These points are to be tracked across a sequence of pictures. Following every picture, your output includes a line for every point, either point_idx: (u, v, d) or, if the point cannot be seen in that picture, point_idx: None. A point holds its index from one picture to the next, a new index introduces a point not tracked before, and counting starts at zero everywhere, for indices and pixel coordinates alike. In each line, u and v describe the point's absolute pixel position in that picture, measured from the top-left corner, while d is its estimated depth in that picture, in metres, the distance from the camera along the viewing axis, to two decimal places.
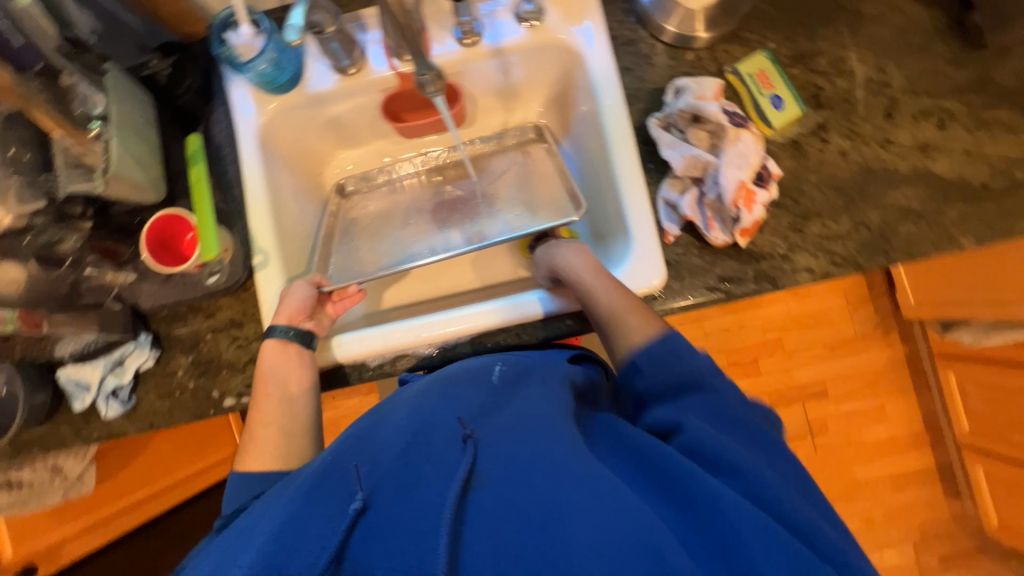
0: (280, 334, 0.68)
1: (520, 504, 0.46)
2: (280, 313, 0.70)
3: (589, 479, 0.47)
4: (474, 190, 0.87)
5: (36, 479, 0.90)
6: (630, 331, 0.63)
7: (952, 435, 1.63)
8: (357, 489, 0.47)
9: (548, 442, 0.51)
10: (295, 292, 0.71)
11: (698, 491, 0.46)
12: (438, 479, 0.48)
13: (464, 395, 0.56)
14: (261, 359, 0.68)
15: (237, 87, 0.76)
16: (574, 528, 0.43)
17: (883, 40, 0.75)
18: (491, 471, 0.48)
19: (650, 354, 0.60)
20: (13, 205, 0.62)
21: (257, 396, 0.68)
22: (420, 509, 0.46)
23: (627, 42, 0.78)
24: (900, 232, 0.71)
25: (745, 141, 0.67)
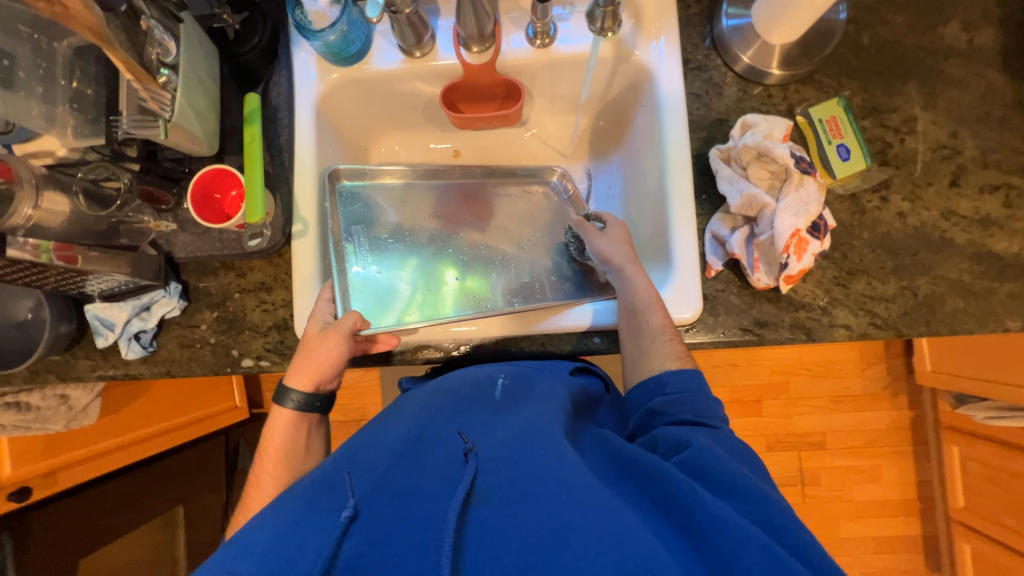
0: (295, 404, 0.66)
1: (519, 520, 0.48)
2: (303, 374, 0.65)
3: (588, 497, 0.49)
4: (495, 225, 0.83)
5: (45, 403, 0.92)
6: (664, 356, 0.63)
7: (943, 507, 1.62)
8: (348, 497, 0.51)
9: (546, 460, 0.53)
10: (327, 350, 0.65)
11: (701, 514, 0.46)
12: (438, 490, 0.51)
13: (462, 414, 0.62)
14: (265, 436, 0.66)
15: (302, 52, 0.75)
16: (576, 550, 0.45)
17: (962, 106, 0.73)
18: (491, 487, 0.51)
19: (679, 378, 0.61)
20: (70, 138, 0.63)
21: (260, 473, 0.65)
22: (416, 521, 0.48)
23: (699, 67, 0.76)
24: (946, 304, 0.70)
25: (808, 189, 0.66)
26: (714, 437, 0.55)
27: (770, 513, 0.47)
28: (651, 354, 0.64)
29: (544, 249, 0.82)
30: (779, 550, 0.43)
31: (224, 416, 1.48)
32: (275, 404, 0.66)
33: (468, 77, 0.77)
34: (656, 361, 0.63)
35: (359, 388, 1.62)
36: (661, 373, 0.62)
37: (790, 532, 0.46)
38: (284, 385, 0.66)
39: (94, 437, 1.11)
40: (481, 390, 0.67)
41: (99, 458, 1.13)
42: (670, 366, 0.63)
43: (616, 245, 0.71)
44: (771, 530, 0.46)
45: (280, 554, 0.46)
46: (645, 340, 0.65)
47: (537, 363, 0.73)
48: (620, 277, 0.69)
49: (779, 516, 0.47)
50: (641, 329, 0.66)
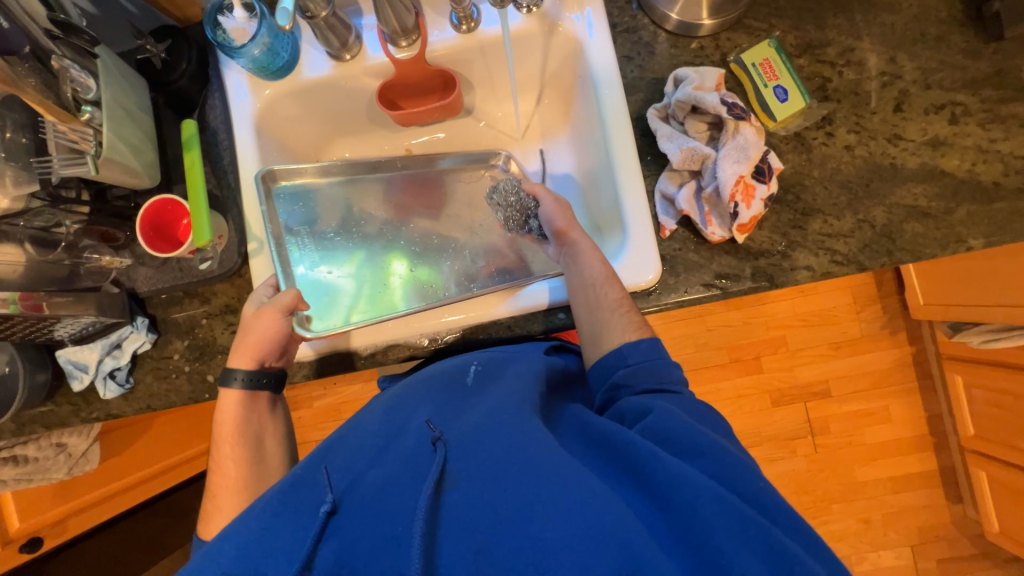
0: (240, 382, 0.67)
1: (490, 501, 0.48)
2: (245, 354, 0.67)
3: (555, 471, 0.50)
4: (447, 215, 0.84)
5: (42, 454, 0.93)
6: (617, 328, 0.64)
7: (956, 438, 1.61)
8: (326, 492, 0.51)
9: (514, 441, 0.53)
10: (265, 325, 0.66)
11: (661, 476, 0.47)
12: (408, 481, 0.51)
13: (432, 404, 0.61)
14: (218, 419, 0.68)
15: (232, 72, 0.75)
16: (544, 523, 0.46)
17: (896, 31, 0.72)
18: (461, 473, 0.51)
19: (639, 349, 0.61)
20: (9, 189, 0.62)
21: (219, 458, 0.67)
22: (388, 513, 0.48)
23: (628, 29, 0.76)
24: (905, 231, 0.69)
25: (745, 134, 0.65)
26: (675, 403, 0.57)
27: (726, 468, 0.49)
28: (609, 326, 0.64)
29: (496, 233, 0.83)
30: (734, 500, 0.45)
31: None
32: (221, 385, 0.68)
33: (402, 73, 0.77)
34: (615, 333, 0.64)
35: (361, 400, 1.63)
36: (621, 347, 0.62)
37: (746, 486, 0.48)
38: (226, 367, 0.68)
39: (99, 482, 1.10)
40: (454, 380, 0.67)
41: (107, 502, 1.13)
42: (629, 338, 0.63)
43: (567, 219, 0.71)
44: (725, 482, 0.48)
45: (250, 563, 0.46)
46: (601, 314, 0.65)
47: (512, 347, 0.73)
48: (573, 250, 0.70)
49: (736, 471, 0.49)
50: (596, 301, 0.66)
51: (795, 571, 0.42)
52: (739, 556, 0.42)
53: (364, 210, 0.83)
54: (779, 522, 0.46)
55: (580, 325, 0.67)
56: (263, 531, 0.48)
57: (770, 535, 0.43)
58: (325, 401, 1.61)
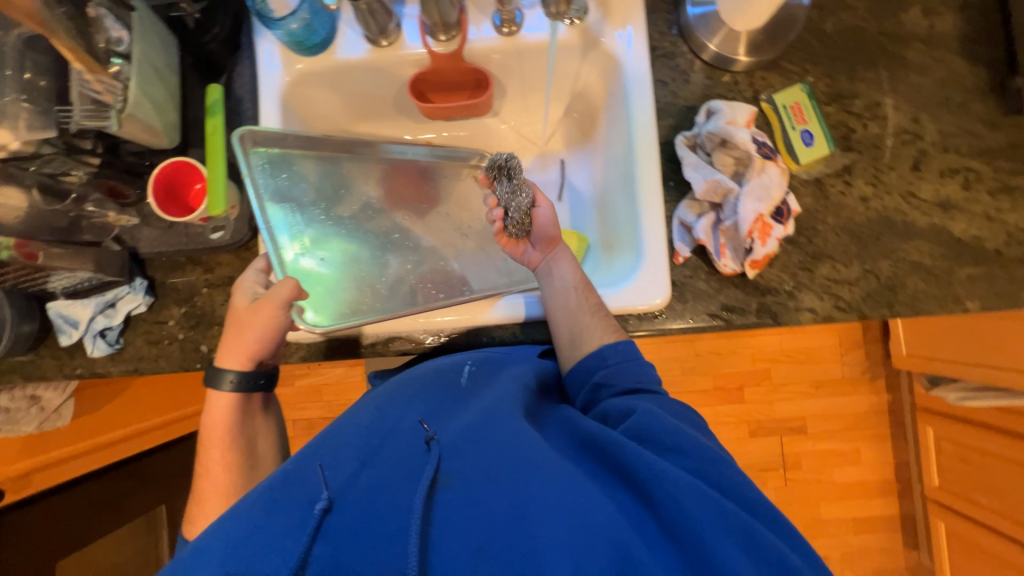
0: (231, 385, 0.65)
1: (484, 500, 0.48)
2: (238, 350, 0.65)
3: (547, 468, 0.50)
4: (437, 214, 0.83)
5: (13, 404, 0.89)
6: (595, 334, 0.66)
7: (920, 487, 1.66)
8: (321, 490, 0.50)
9: (506, 439, 0.54)
10: (261, 322, 0.64)
11: (646, 471, 0.49)
12: (402, 480, 0.51)
13: (425, 402, 0.62)
14: (207, 421, 0.66)
15: (266, 42, 0.74)
16: (541, 521, 0.46)
17: (922, 92, 0.74)
18: (456, 471, 0.51)
19: (618, 352, 0.65)
20: (22, 131, 0.59)
21: (206, 464, 0.65)
22: (383, 508, 0.48)
23: (667, 54, 0.76)
24: (908, 286, 0.71)
25: (770, 174, 0.66)
26: (656, 403, 0.60)
27: (704, 463, 0.52)
28: (588, 332, 0.66)
29: (474, 240, 0.83)
30: (715, 495, 0.48)
31: (178, 426, 1.36)
32: (209, 386, 0.66)
33: (436, 66, 0.76)
34: (595, 337, 0.66)
35: (343, 384, 1.61)
36: (601, 349, 0.65)
37: (723, 478, 0.51)
38: (217, 367, 0.65)
39: (68, 439, 1.08)
40: (447, 377, 0.66)
41: (72, 462, 1.11)
42: (607, 340, 0.66)
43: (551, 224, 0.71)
44: (703, 476, 0.51)
45: (239, 564, 0.44)
46: (580, 320, 0.67)
47: (506, 350, 0.72)
48: (553, 258, 0.71)
49: (714, 467, 0.52)
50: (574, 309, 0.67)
51: (774, 560, 0.45)
52: (723, 548, 0.45)
53: (358, 187, 0.81)
54: (758, 515, 0.50)
55: (556, 332, 0.68)
56: (254, 526, 0.47)
57: (748, 526, 0.46)
58: (307, 381, 1.59)
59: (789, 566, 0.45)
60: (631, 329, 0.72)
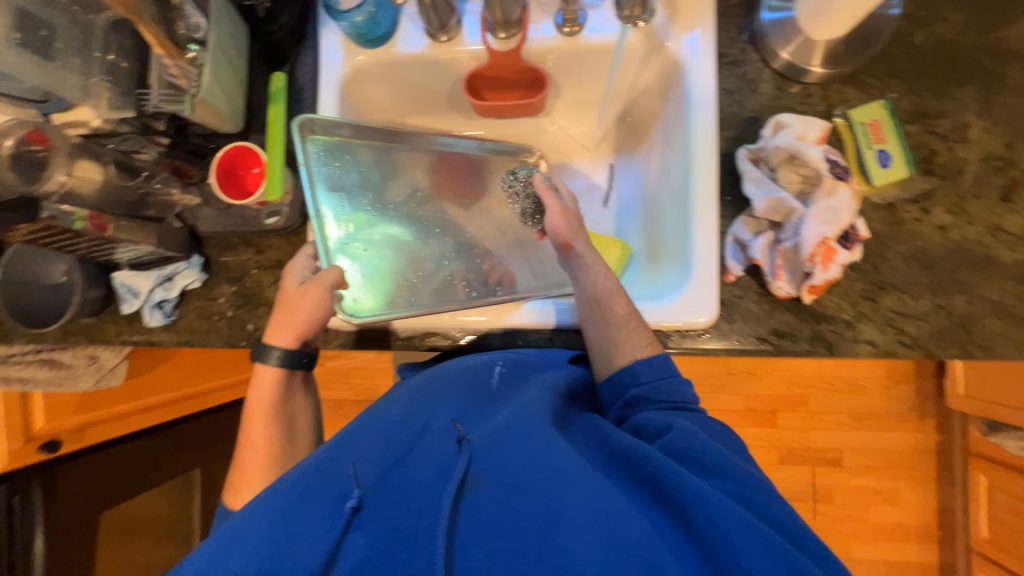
0: (276, 360, 0.66)
1: (515, 508, 0.47)
2: (287, 330, 0.66)
3: (578, 479, 0.49)
4: (480, 208, 0.83)
5: (75, 362, 0.96)
6: (627, 348, 0.64)
7: (964, 537, 1.54)
8: (353, 487, 0.50)
9: (538, 446, 0.52)
10: (308, 305, 0.65)
11: (682, 490, 0.48)
12: (432, 480, 0.50)
13: (456, 402, 0.61)
14: (253, 393, 0.68)
15: (329, 33, 0.75)
16: (572, 534, 0.45)
17: (1020, 115, 0.67)
18: (485, 475, 0.50)
19: (652, 367, 0.62)
20: (104, 107, 0.63)
21: (249, 435, 0.67)
22: (413, 507, 0.48)
23: (734, 62, 0.73)
24: (984, 326, 0.65)
25: (840, 197, 0.62)
26: (694, 421, 0.58)
27: (747, 488, 0.50)
28: (620, 347, 0.64)
29: (514, 234, 0.82)
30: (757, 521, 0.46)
31: (217, 394, 1.41)
32: (258, 360, 0.67)
33: (493, 64, 0.76)
34: (627, 351, 0.64)
35: (371, 369, 1.65)
36: (633, 364, 0.62)
37: (767, 503, 0.49)
38: (264, 343, 0.67)
39: (121, 398, 1.14)
40: (478, 377, 0.65)
41: (119, 420, 1.17)
42: (641, 354, 0.63)
43: (574, 233, 0.68)
44: (743, 499, 0.49)
45: (273, 553, 0.44)
46: (612, 333, 0.65)
47: (534, 354, 0.71)
48: (580, 268, 0.68)
49: (755, 490, 0.50)
50: (603, 322, 0.65)
51: None
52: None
53: (409, 177, 0.81)
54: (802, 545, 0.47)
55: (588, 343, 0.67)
56: (288, 516, 0.47)
57: (792, 557, 0.44)
58: (338, 362, 1.63)
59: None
60: (671, 346, 0.69)
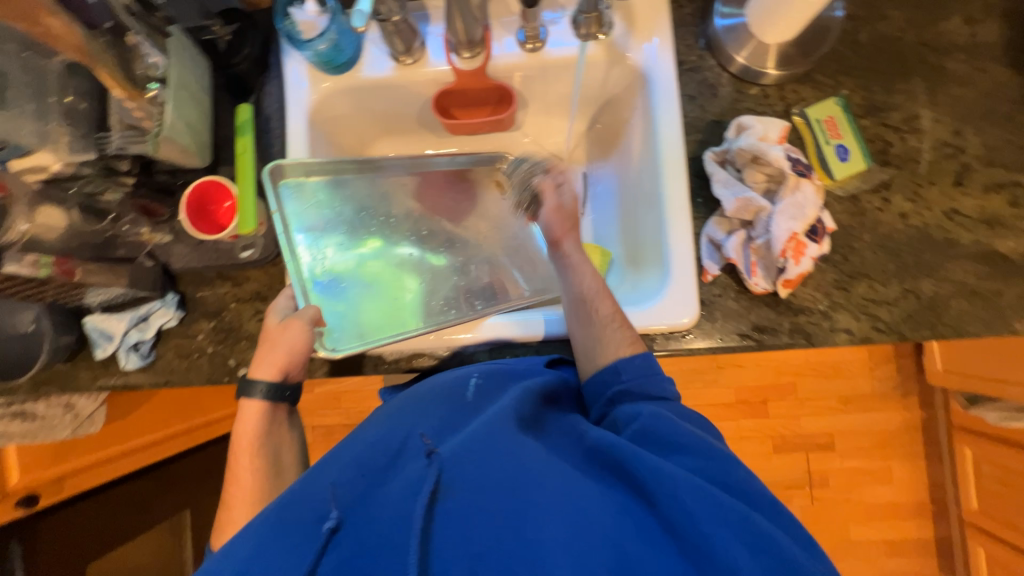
0: (262, 395, 0.65)
1: (486, 511, 0.47)
2: (270, 365, 0.65)
3: (547, 477, 0.49)
4: (466, 222, 0.86)
5: (49, 412, 0.92)
6: (610, 346, 0.63)
7: (956, 510, 1.58)
8: (329, 509, 0.49)
9: (509, 447, 0.51)
10: (291, 338, 0.65)
11: (650, 474, 0.48)
12: (404, 493, 0.49)
13: (428, 413, 0.59)
14: (237, 429, 0.66)
15: (294, 62, 0.75)
16: (543, 530, 0.44)
17: (964, 104, 0.71)
18: (457, 482, 0.49)
19: (634, 364, 0.60)
20: (63, 152, 0.62)
21: (234, 470, 0.64)
22: (385, 522, 0.47)
23: (693, 68, 0.75)
24: (951, 307, 0.68)
25: (805, 192, 0.64)
26: (665, 406, 0.58)
27: (713, 462, 0.50)
28: (603, 344, 0.63)
29: (498, 244, 0.86)
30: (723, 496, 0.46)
31: (202, 432, 1.36)
32: (242, 395, 0.65)
33: (460, 83, 0.77)
34: (609, 349, 0.62)
35: (362, 393, 1.63)
36: (616, 363, 0.61)
37: (732, 476, 0.50)
38: (249, 378, 0.65)
39: (101, 444, 1.11)
40: (452, 395, 0.62)
41: (100, 467, 1.13)
42: (623, 353, 0.62)
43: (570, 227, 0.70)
44: (709, 475, 0.49)
45: None
46: (596, 330, 0.64)
47: (519, 363, 0.67)
48: (566, 266, 0.68)
49: (720, 465, 0.50)
50: (588, 318, 0.64)
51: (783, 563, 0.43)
52: (734, 553, 0.43)
53: (389, 208, 0.83)
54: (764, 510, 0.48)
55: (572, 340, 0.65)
56: (261, 548, 0.46)
57: (757, 529, 0.44)
58: (326, 388, 1.60)
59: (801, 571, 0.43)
60: (657, 349, 0.69)
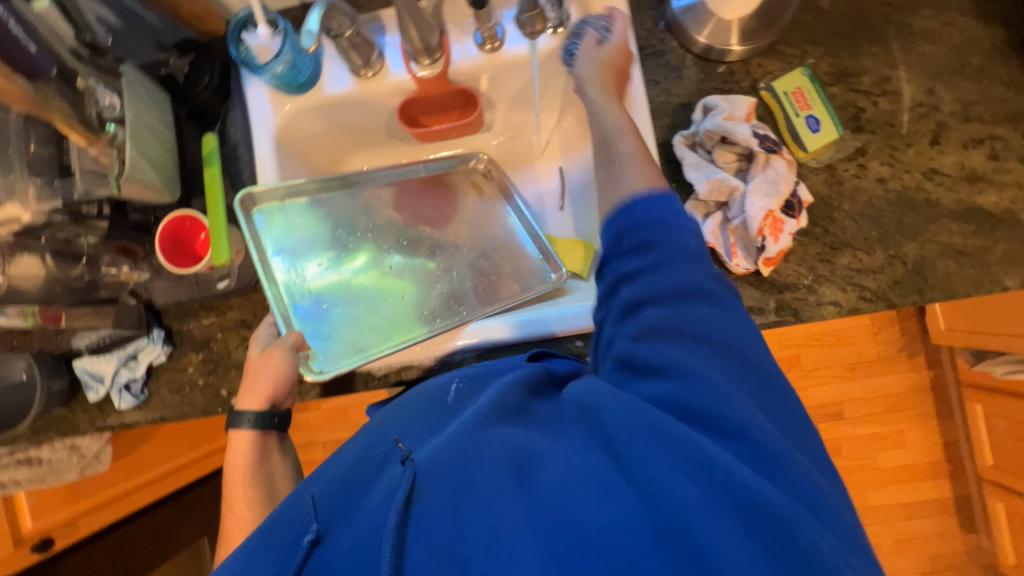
0: (250, 424, 0.66)
1: (456, 505, 0.44)
2: (255, 394, 0.65)
3: (518, 458, 0.46)
4: (448, 230, 0.85)
5: (55, 455, 0.92)
6: (629, 176, 0.57)
7: (973, 467, 1.57)
8: (311, 521, 0.50)
9: (480, 434, 0.48)
10: (274, 365, 0.66)
11: (625, 440, 0.43)
12: (379, 501, 0.48)
13: (411, 420, 0.58)
14: (230, 461, 0.66)
15: (254, 86, 0.75)
16: (511, 514, 0.42)
17: (935, 60, 0.69)
18: (429, 478, 0.47)
19: (646, 203, 0.53)
20: (32, 203, 0.63)
21: (232, 501, 0.64)
22: (361, 528, 0.46)
23: (656, 52, 0.74)
24: (938, 268, 0.67)
25: (776, 167, 0.64)
26: (672, 317, 0.48)
27: (704, 393, 0.44)
28: (624, 179, 0.57)
29: (481, 246, 0.84)
30: (704, 455, 0.41)
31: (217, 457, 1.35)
32: (231, 426, 0.66)
33: (423, 90, 0.76)
34: (626, 183, 0.56)
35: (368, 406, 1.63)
36: (629, 195, 0.54)
37: (727, 410, 0.43)
38: (236, 410, 0.66)
39: (113, 481, 1.10)
40: (434, 401, 0.61)
41: (116, 502, 1.14)
42: (640, 187, 0.55)
43: (603, 71, 0.66)
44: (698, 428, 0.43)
45: None
46: (619, 168, 0.59)
47: (500, 362, 0.67)
48: (592, 107, 0.65)
49: (714, 407, 0.43)
50: (613, 147, 0.60)
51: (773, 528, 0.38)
52: (705, 512, 0.39)
53: (367, 223, 0.83)
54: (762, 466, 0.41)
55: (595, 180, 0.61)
56: (248, 564, 0.48)
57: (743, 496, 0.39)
58: (333, 404, 1.61)
59: (795, 536, 0.38)
60: None
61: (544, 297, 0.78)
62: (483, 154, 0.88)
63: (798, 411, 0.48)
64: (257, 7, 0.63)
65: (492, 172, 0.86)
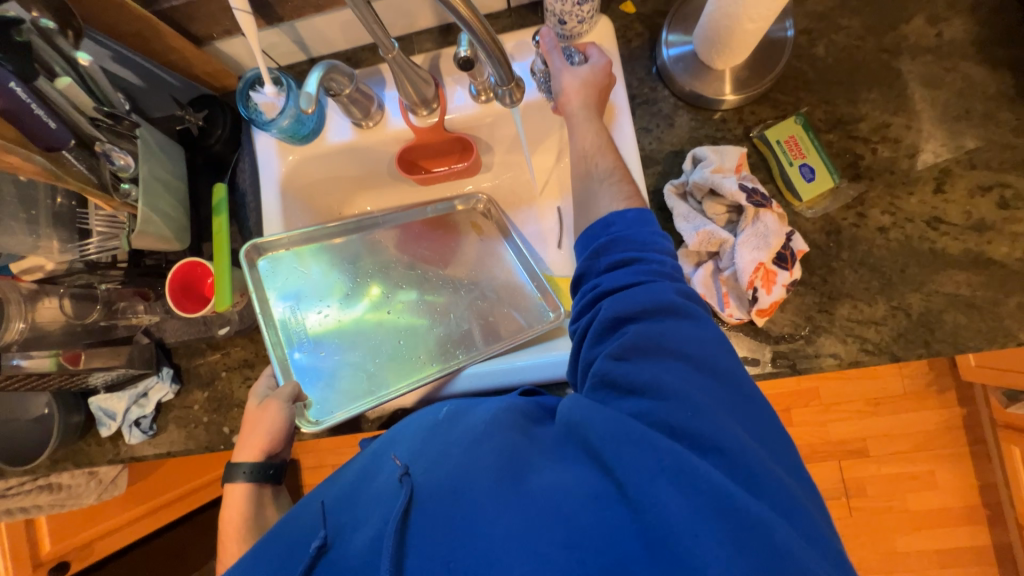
0: (245, 476, 0.67)
1: (450, 517, 0.46)
2: (250, 447, 0.67)
3: (506, 471, 0.47)
4: (448, 271, 0.87)
5: (74, 480, 0.96)
6: (605, 197, 0.60)
7: (1013, 515, 1.46)
8: (319, 529, 0.53)
9: (471, 451, 0.50)
10: (270, 418, 0.67)
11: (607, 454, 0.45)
12: (378, 516, 0.50)
13: (404, 437, 0.59)
14: (226, 502, 0.68)
15: (262, 137, 0.79)
16: (500, 523, 0.44)
17: (937, 106, 0.68)
18: (425, 493, 0.49)
19: (626, 219, 0.56)
20: (55, 255, 0.71)
21: (226, 542, 0.66)
22: (362, 541, 0.49)
23: (647, 101, 0.74)
24: (945, 321, 0.64)
25: (766, 222, 0.63)
26: (653, 331, 0.49)
27: (680, 406, 0.45)
28: (601, 199, 0.60)
29: (481, 284, 0.86)
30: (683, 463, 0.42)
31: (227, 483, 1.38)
32: (226, 479, 0.68)
33: (421, 139, 0.79)
34: (603, 203, 0.59)
35: None
36: (607, 215, 0.57)
37: (703, 423, 0.44)
38: (231, 461, 0.68)
39: (128, 504, 1.14)
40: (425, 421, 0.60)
41: (128, 526, 1.17)
42: (617, 207, 0.58)
43: (583, 90, 0.65)
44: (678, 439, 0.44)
45: None
46: (596, 186, 0.61)
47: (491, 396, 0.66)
48: (571, 125, 0.66)
49: (692, 417, 0.44)
50: (592, 168, 0.62)
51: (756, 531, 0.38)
52: (688, 521, 0.39)
53: (369, 265, 0.85)
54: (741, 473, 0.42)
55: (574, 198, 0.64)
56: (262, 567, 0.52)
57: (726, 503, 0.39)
58: None
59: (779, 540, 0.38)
60: None
61: (538, 340, 0.78)
62: (484, 194, 0.89)
63: (775, 425, 0.48)
64: (263, 69, 0.67)
65: (492, 214, 0.88)
